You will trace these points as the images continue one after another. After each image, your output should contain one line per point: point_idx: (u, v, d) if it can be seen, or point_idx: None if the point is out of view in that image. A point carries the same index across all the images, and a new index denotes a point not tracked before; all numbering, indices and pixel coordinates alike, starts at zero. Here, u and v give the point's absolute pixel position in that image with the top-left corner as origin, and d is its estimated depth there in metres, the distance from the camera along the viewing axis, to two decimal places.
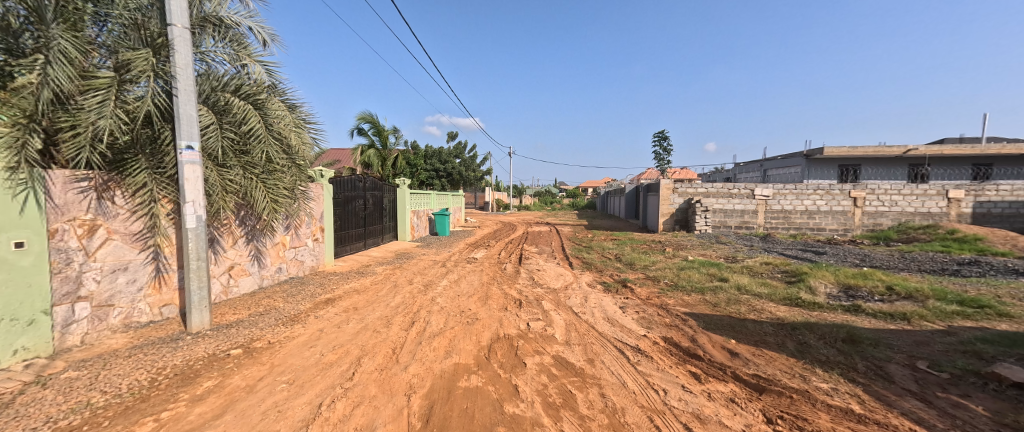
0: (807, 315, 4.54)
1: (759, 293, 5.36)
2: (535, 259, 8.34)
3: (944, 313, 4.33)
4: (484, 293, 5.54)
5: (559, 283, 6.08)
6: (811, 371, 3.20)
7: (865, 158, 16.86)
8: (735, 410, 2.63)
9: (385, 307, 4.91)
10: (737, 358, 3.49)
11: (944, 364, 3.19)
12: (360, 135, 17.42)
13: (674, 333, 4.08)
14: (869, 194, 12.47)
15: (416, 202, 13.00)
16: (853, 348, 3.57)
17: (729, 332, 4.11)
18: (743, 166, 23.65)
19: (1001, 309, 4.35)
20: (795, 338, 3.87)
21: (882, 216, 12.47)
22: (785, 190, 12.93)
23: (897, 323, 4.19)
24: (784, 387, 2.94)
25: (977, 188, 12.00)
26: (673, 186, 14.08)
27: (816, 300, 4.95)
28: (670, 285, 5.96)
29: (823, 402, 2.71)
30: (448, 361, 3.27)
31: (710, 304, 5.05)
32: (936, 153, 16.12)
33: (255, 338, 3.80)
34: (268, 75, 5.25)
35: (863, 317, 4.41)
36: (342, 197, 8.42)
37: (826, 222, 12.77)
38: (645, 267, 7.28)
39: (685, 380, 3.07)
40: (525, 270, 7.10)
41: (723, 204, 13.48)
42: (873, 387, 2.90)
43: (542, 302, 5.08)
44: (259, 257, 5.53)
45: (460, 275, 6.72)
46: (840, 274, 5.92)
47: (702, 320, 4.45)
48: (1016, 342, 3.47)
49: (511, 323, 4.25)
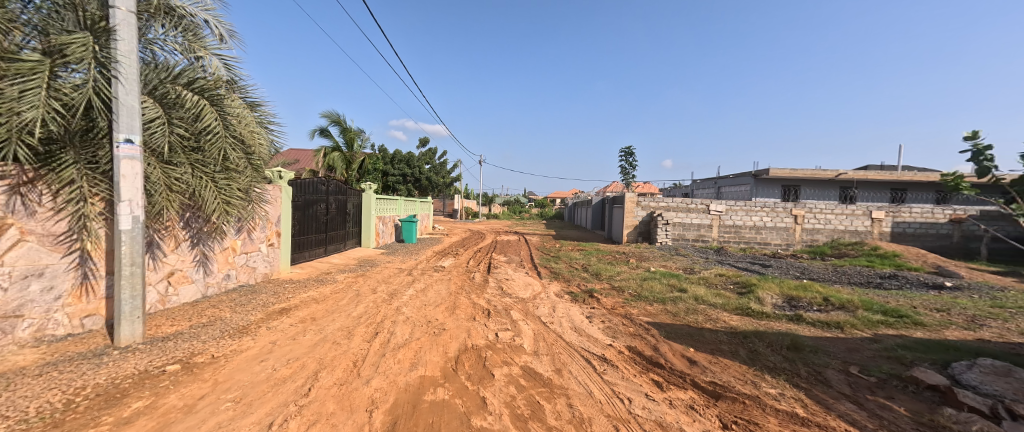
0: (756, 324, 4.87)
1: (714, 303, 5.67)
2: (504, 268, 8.32)
3: (871, 322, 4.80)
4: (452, 302, 5.43)
5: (528, 293, 6.10)
6: (761, 377, 3.42)
7: (804, 180, 18.52)
8: (694, 416, 2.77)
9: (346, 317, 4.66)
10: (696, 366, 3.66)
11: (872, 369, 3.53)
12: (324, 136, 16.77)
13: (638, 342, 4.21)
14: (808, 213, 13.68)
15: (383, 208, 12.60)
16: (796, 355, 3.86)
17: (688, 341, 4.30)
18: (700, 181, 25.11)
19: (916, 319, 4.90)
20: (746, 346, 4.12)
21: (818, 233, 13.71)
22: (736, 206, 13.90)
23: (832, 331, 4.59)
24: (738, 393, 3.12)
25: (895, 210, 13.51)
26: (637, 200, 14.70)
27: (764, 310, 5.31)
28: (633, 296, 6.15)
29: (772, 407, 2.91)
30: (413, 374, 3.15)
31: (671, 314, 5.28)
32: (862, 177, 18.04)
33: (197, 352, 3.46)
34: (226, 71, 4.95)
35: (804, 326, 4.79)
36: (302, 201, 7.98)
37: (772, 237, 13.83)
38: (611, 277, 7.51)
39: (649, 388, 3.17)
40: (494, 279, 7.06)
41: (682, 218, 14.17)
42: (813, 391, 3.15)
43: (510, 311, 5.06)
44: (204, 263, 5.08)
45: (427, 284, 6.53)
46: (784, 286, 6.39)
47: (664, 330, 4.64)
48: (929, 348, 3.90)
49: (480, 333, 4.20)
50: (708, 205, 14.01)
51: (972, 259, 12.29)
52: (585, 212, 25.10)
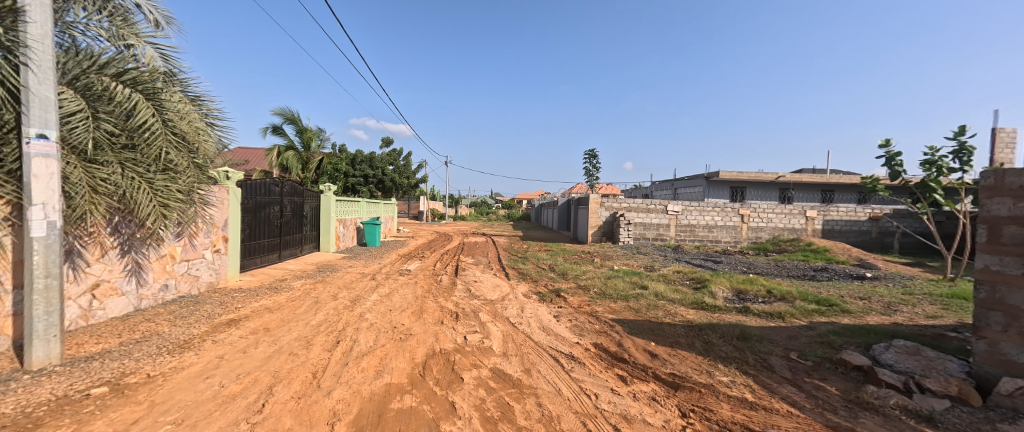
0: (710, 316, 5.19)
1: (673, 298, 5.98)
2: (471, 270, 8.24)
3: (807, 312, 5.28)
4: (418, 306, 5.30)
5: (497, 294, 6.08)
6: (715, 366, 3.65)
7: (749, 182, 20.04)
8: (655, 407, 2.90)
9: (304, 326, 4.40)
10: (657, 359, 3.83)
11: (809, 353, 3.88)
12: (277, 135, 15.79)
13: (603, 339, 4.34)
14: (753, 212, 14.81)
15: (343, 210, 12.04)
16: (745, 344, 4.16)
17: (650, 336, 4.49)
18: (658, 183, 26.38)
19: (844, 307, 5.46)
20: (701, 338, 4.39)
21: (762, 231, 14.88)
22: (691, 207, 14.75)
23: (775, 321, 5.00)
24: (694, 383, 3.32)
25: (825, 209, 14.97)
26: (601, 201, 15.14)
27: (717, 304, 5.67)
28: (599, 294, 6.34)
29: (724, 394, 3.14)
30: (378, 382, 3.03)
31: (634, 310, 5.49)
32: (798, 180, 19.82)
33: (129, 372, 3.11)
34: (163, 62, 4.51)
35: (751, 317, 5.17)
36: (252, 203, 7.44)
37: (722, 235, 14.82)
38: (577, 276, 7.68)
39: (614, 383, 3.28)
40: (462, 282, 6.98)
41: (643, 218, 14.81)
42: (760, 377, 3.42)
43: (478, 313, 5.02)
44: (137, 273, 4.59)
45: (392, 289, 6.32)
46: (734, 281, 6.87)
47: (627, 326, 4.81)
48: (854, 333, 4.36)
49: (448, 336, 4.13)
50: (666, 205, 14.75)
51: (886, 250, 14.60)
52: (551, 213, 25.52)
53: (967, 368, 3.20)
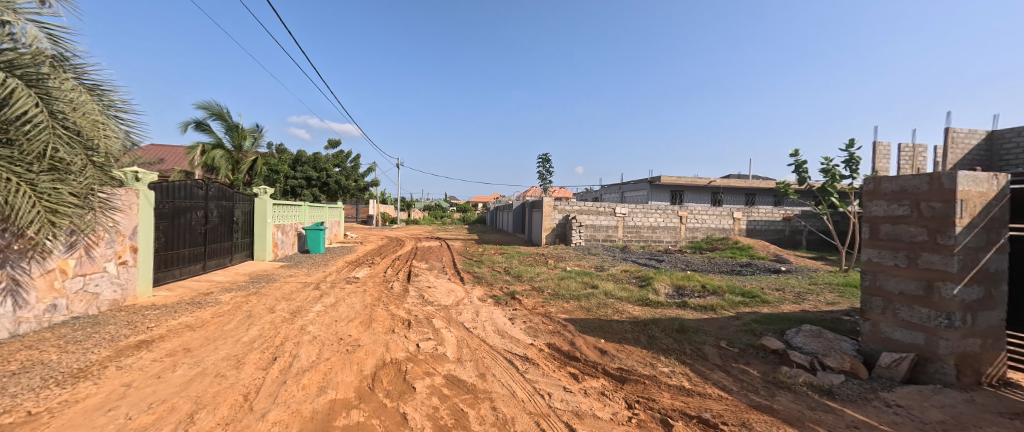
0: (654, 312, 5.51)
1: (621, 296, 6.27)
2: (425, 276, 8.06)
3: (735, 303, 5.80)
4: (367, 315, 5.08)
5: (451, 299, 6.01)
6: (658, 358, 3.89)
7: (686, 186, 21.58)
8: (605, 401, 3.03)
9: (234, 344, 4.04)
10: (607, 355, 4.00)
11: (737, 341, 4.27)
12: (202, 131, 14.46)
13: (556, 339, 4.44)
14: (690, 214, 15.99)
15: (283, 215, 11.27)
16: (684, 336, 4.47)
17: (599, 333, 4.68)
18: (607, 187, 27.56)
19: (765, 297, 6.08)
20: (646, 332, 4.65)
21: (698, 231, 16.08)
22: (637, 209, 15.60)
23: (709, 313, 5.43)
24: (639, 375, 3.51)
25: (747, 211, 16.46)
26: (554, 204, 15.46)
27: (659, 300, 6.05)
28: (552, 295, 6.49)
29: (667, 384, 3.35)
30: (321, 399, 2.87)
31: (585, 309, 5.69)
32: (728, 184, 21.70)
33: (11, 410, 2.66)
34: (51, 43, 3.86)
35: (689, 311, 5.57)
36: (170, 208, 6.71)
37: (663, 236, 15.80)
38: (531, 278, 7.80)
39: (567, 381, 3.37)
40: (414, 288, 6.79)
41: (593, 220, 15.39)
42: (697, 366, 3.70)
43: (431, 320, 4.91)
44: (13, 292, 3.95)
45: (338, 298, 6.01)
46: (674, 277, 7.38)
47: (579, 325, 4.97)
48: (774, 320, 4.87)
49: (399, 345, 4.01)
50: (614, 208, 15.46)
51: (795, 246, 16.54)
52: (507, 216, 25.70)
53: (857, 345, 3.75)
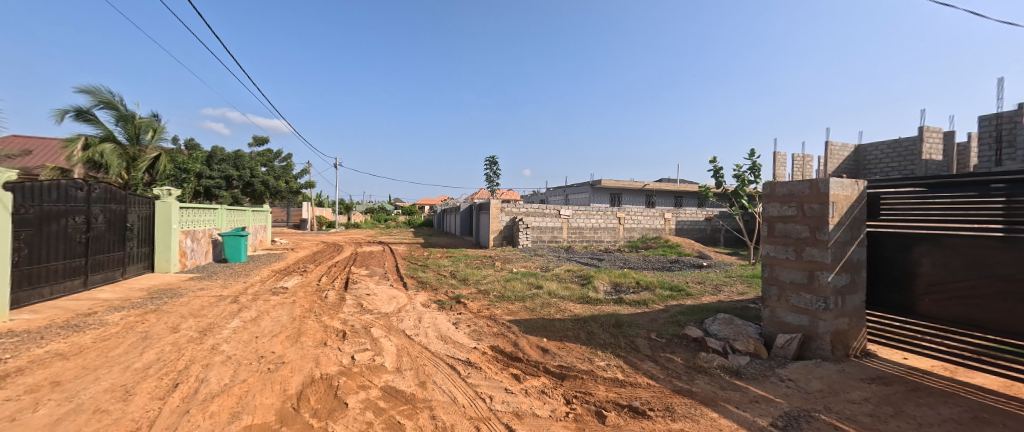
0: (593, 309, 5.82)
1: (563, 296, 6.53)
2: (364, 283, 7.69)
3: (664, 297, 6.33)
4: (295, 329, 4.72)
5: (392, 306, 5.81)
6: (595, 353, 4.11)
7: (624, 189, 23.02)
8: (544, 399, 3.15)
9: (126, 371, 3.53)
10: (548, 353, 4.15)
11: (664, 332, 4.66)
12: (86, 122, 12.48)
13: (500, 341, 4.51)
14: (627, 215, 17.11)
15: (194, 220, 10.10)
16: (619, 330, 4.78)
17: (542, 333, 4.83)
18: (552, 190, 28.45)
19: (688, 290, 6.72)
20: (585, 329, 4.90)
21: (634, 231, 17.24)
22: (580, 211, 16.32)
23: (642, 307, 5.86)
24: (577, 371, 3.70)
25: (676, 212, 18.01)
26: (501, 206, 15.57)
27: (598, 297, 6.40)
28: (498, 297, 6.57)
29: (602, 377, 3.57)
30: (236, 426, 2.62)
31: (529, 310, 5.84)
32: (660, 187, 23.55)
33: None
34: None
35: (624, 306, 5.96)
36: (34, 214, 5.65)
37: (604, 236, 16.71)
38: (477, 281, 7.81)
39: (508, 382, 3.45)
40: (351, 297, 6.44)
41: (539, 222, 15.79)
42: (629, 358, 3.98)
43: (369, 330, 4.71)
44: None
45: (262, 312, 5.52)
46: (612, 275, 7.84)
47: (523, 325, 5.09)
48: (695, 311, 5.39)
49: (332, 359, 3.79)
50: (559, 210, 16.01)
51: (715, 243, 18.44)
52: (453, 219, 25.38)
53: (760, 329, 4.26)
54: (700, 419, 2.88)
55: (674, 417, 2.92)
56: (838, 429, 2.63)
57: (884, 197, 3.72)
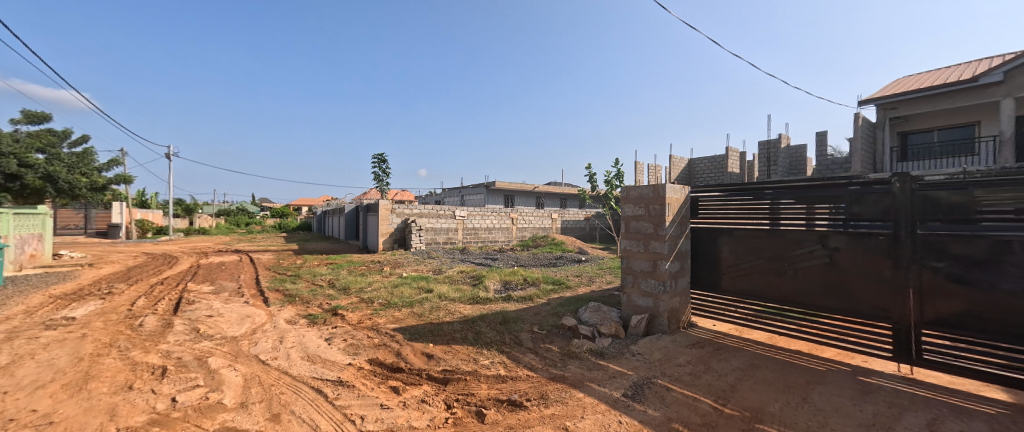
0: (483, 308, 5.91)
1: (453, 297, 6.48)
2: (207, 302, 6.31)
3: (547, 291, 6.81)
4: (84, 373, 3.57)
5: (244, 328, 4.91)
6: (481, 353, 4.16)
7: (517, 191, 24.16)
8: (424, 409, 3.04)
9: None
10: (432, 359, 4.03)
11: (545, 324, 4.98)
12: None
13: (381, 352, 4.21)
14: (520, 216, 17.99)
15: None
16: (505, 327, 4.94)
17: (428, 338, 4.68)
18: (448, 190, 28.16)
19: (568, 283, 7.38)
20: (473, 329, 4.92)
21: (526, 230, 18.22)
22: (475, 212, 16.52)
23: (528, 303, 6.19)
24: (461, 373, 3.68)
25: (563, 213, 19.69)
26: (392, 207, 14.68)
27: (488, 296, 6.53)
28: (382, 305, 6.16)
29: (485, 376, 3.62)
30: None
31: (417, 315, 5.62)
32: (549, 189, 25.43)
33: None
34: None
35: (512, 303, 6.20)
36: None
37: (498, 236, 17.27)
38: (360, 289, 7.18)
39: (385, 397, 3.23)
40: (185, 321, 5.20)
41: (434, 223, 15.38)
42: (512, 353, 4.13)
43: (208, 360, 3.87)
44: None
45: (27, 356, 4.03)
46: (503, 274, 8.10)
47: (408, 332, 4.86)
48: (572, 302, 5.93)
49: (143, 405, 2.98)
50: (454, 211, 15.91)
51: (593, 240, 20.77)
52: (336, 221, 22.96)
53: (620, 313, 4.89)
54: (569, 401, 3.14)
55: (547, 403, 3.12)
56: (669, 390, 3.21)
57: (699, 200, 4.69)
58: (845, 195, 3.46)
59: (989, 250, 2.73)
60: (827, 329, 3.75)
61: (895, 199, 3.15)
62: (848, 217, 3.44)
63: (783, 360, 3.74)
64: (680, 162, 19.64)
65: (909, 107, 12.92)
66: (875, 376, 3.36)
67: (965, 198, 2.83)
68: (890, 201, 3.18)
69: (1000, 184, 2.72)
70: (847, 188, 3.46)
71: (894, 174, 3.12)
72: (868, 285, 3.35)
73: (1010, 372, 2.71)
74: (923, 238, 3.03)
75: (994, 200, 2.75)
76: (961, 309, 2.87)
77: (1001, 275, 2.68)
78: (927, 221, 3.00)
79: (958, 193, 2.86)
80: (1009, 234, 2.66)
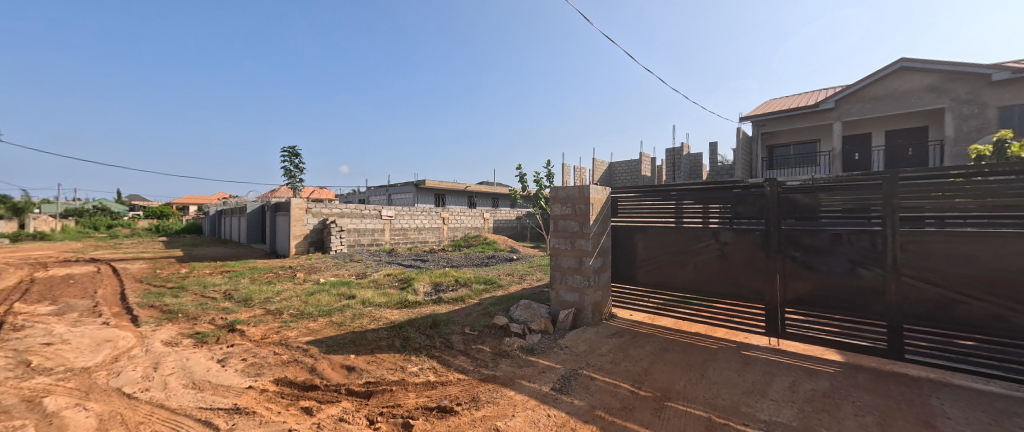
0: (411, 313, 5.61)
1: (379, 303, 6.04)
2: (46, 327, 4.98)
3: (479, 291, 6.73)
4: None
5: (103, 356, 3.96)
6: (408, 360, 3.92)
7: (448, 190, 23.69)
8: (342, 428, 2.74)
9: None
10: (353, 372, 3.68)
11: (476, 325, 4.89)
12: None
13: (291, 370, 3.73)
14: (451, 215, 17.63)
15: None
16: (435, 331, 4.75)
17: (349, 348, 4.28)
18: (373, 189, 26.49)
19: (499, 282, 7.39)
20: (400, 335, 4.63)
21: (458, 230, 17.92)
22: (403, 212, 15.77)
23: (459, 304, 6.03)
24: (386, 383, 3.42)
25: (495, 212, 19.80)
26: (306, 206, 13.28)
27: (417, 299, 6.22)
28: (294, 316, 5.49)
29: (412, 384, 3.41)
30: None
31: (336, 324, 5.11)
32: (481, 189, 25.38)
33: None
34: None
35: (442, 305, 6.00)
36: None
37: (428, 236, 16.72)
38: (266, 300, 6.32)
39: (295, 420, 2.84)
40: (11, 353, 4.03)
41: (357, 223, 14.29)
42: (442, 357, 3.97)
43: (45, 401, 3.03)
44: None
45: None
46: (433, 275, 7.82)
47: (326, 344, 4.39)
48: (503, 300, 5.93)
49: None
50: (380, 211, 14.99)
51: (524, 239, 21.26)
52: (237, 223, 20.08)
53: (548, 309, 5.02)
54: (500, 400, 3.09)
55: (478, 405, 3.03)
56: (594, 379, 3.36)
57: (619, 201, 4.98)
58: (731, 197, 4.08)
59: (828, 241, 3.56)
60: (718, 312, 4.26)
61: (767, 201, 3.86)
62: (733, 215, 4.08)
63: (686, 342, 4.17)
64: (602, 165, 21.05)
65: (776, 124, 15.53)
66: (753, 349, 3.92)
67: (813, 200, 3.61)
68: (763, 202, 3.89)
69: (834, 189, 3.50)
70: (732, 191, 4.08)
71: (766, 180, 3.85)
72: (749, 272, 4.01)
73: (843, 336, 3.51)
74: (785, 233, 3.79)
75: (830, 202, 3.53)
76: (809, 288, 3.69)
77: (835, 260, 3.53)
78: (788, 219, 3.77)
79: (808, 197, 3.62)
80: (839, 228, 3.51)
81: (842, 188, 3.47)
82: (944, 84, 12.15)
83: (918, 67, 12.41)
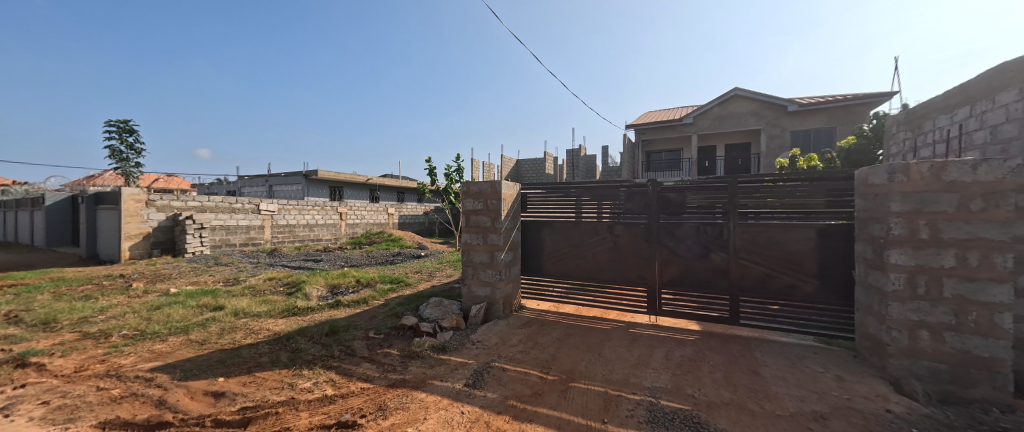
0: (301, 321, 4.88)
1: (259, 312, 5.12)
2: None
3: (384, 291, 6.22)
4: None
5: None
6: (299, 374, 3.40)
7: (345, 182, 21.53)
8: None
9: None
10: (223, 397, 3.03)
11: (382, 327, 4.51)
12: None
13: (128, 407, 2.88)
14: (349, 210, 16.05)
15: None
16: (332, 338, 4.23)
17: (218, 370, 3.51)
18: (247, 178, 22.47)
19: (406, 280, 6.96)
20: (288, 348, 4.00)
21: (357, 226, 16.41)
22: (289, 206, 13.75)
23: (362, 307, 5.48)
24: (269, 406, 2.89)
25: (400, 207, 18.72)
26: (146, 198, 10.52)
27: (309, 305, 5.45)
28: (130, 338, 4.26)
29: (305, 401, 2.96)
30: None
31: (197, 343, 4.15)
32: (383, 182, 23.73)
33: None
34: None
35: (340, 309, 5.37)
36: None
37: (322, 234, 14.93)
38: (82, 321, 4.77)
39: None
40: None
41: (225, 220, 11.92)
42: (341, 367, 3.55)
43: None
44: None
45: None
46: (329, 277, 6.96)
47: (183, 369, 3.53)
48: (411, 299, 5.59)
49: None
50: (257, 204, 12.78)
51: (432, 235, 20.62)
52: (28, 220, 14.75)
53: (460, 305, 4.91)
54: (411, 405, 2.89)
55: (386, 413, 2.78)
56: (505, 370, 3.39)
57: (528, 197, 5.11)
58: (620, 194, 4.56)
59: (692, 231, 4.24)
60: (611, 297, 4.73)
61: (648, 198, 4.42)
62: (622, 211, 4.58)
63: (585, 326, 4.52)
64: (509, 162, 21.67)
65: (653, 132, 18.07)
66: (638, 327, 4.45)
67: (681, 198, 4.27)
68: (644, 199, 4.44)
69: (694, 189, 4.20)
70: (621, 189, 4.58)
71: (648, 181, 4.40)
72: (636, 260, 4.53)
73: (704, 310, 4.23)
74: (661, 226, 4.39)
75: (692, 200, 4.23)
76: (678, 272, 4.34)
77: (696, 248, 4.23)
78: (663, 214, 4.37)
79: (678, 195, 4.29)
80: (698, 221, 4.23)
81: (700, 188, 4.18)
82: (762, 110, 15.71)
83: (746, 95, 15.78)
